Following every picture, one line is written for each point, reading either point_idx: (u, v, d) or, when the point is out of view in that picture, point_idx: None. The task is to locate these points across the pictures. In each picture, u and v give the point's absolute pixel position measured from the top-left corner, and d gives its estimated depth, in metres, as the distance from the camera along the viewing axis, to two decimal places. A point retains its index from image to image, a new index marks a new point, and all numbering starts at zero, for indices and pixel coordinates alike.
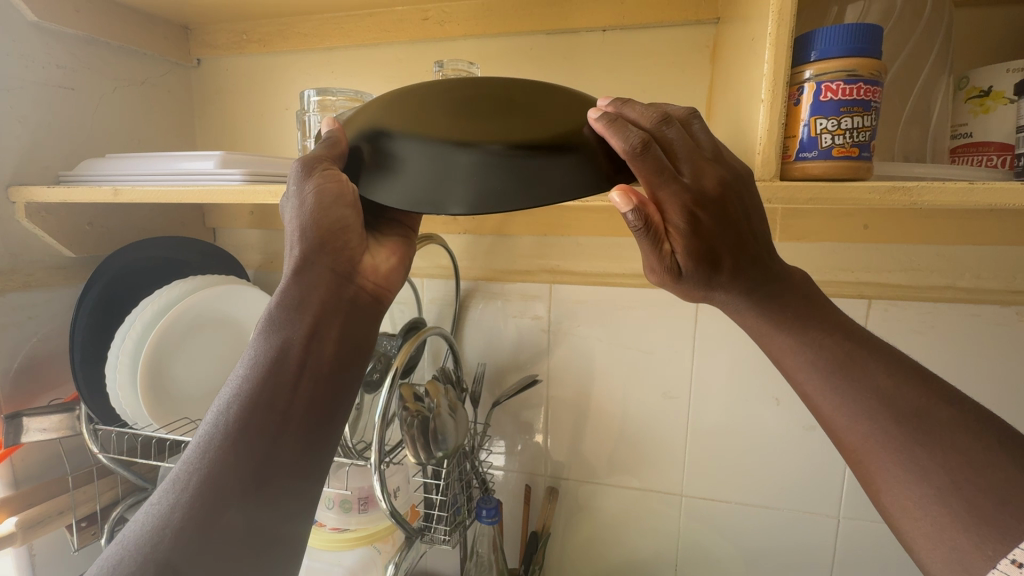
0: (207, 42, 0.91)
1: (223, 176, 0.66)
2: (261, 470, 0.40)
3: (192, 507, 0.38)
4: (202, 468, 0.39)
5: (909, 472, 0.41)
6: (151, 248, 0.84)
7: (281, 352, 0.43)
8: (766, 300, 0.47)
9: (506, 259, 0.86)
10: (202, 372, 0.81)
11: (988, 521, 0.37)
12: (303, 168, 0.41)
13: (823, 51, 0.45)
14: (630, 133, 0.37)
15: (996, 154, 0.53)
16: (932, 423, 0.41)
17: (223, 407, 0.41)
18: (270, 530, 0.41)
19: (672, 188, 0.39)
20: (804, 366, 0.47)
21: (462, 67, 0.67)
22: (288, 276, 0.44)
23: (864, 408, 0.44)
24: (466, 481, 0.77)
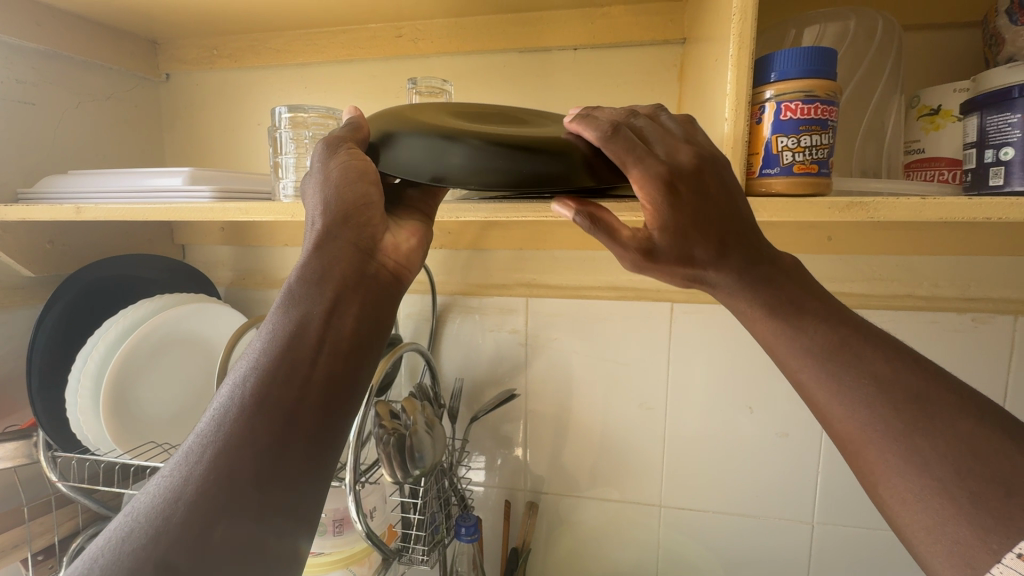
0: (176, 57, 0.90)
1: (190, 193, 0.65)
2: (276, 452, 0.36)
3: (202, 486, 0.34)
4: (217, 442, 0.35)
5: (908, 462, 0.39)
6: (112, 266, 0.82)
7: (293, 333, 0.40)
8: (758, 284, 0.46)
9: (483, 273, 0.86)
10: (169, 394, 0.79)
11: (994, 513, 0.35)
12: (325, 150, 0.45)
13: (781, 72, 0.47)
14: (601, 123, 0.40)
15: (947, 168, 0.56)
16: (933, 409, 0.40)
17: (232, 389, 0.38)
18: (282, 522, 0.35)
19: (646, 164, 0.40)
20: (796, 351, 0.45)
21: (435, 85, 0.68)
22: (307, 252, 0.43)
23: (862, 393, 0.42)
24: (444, 498, 0.76)
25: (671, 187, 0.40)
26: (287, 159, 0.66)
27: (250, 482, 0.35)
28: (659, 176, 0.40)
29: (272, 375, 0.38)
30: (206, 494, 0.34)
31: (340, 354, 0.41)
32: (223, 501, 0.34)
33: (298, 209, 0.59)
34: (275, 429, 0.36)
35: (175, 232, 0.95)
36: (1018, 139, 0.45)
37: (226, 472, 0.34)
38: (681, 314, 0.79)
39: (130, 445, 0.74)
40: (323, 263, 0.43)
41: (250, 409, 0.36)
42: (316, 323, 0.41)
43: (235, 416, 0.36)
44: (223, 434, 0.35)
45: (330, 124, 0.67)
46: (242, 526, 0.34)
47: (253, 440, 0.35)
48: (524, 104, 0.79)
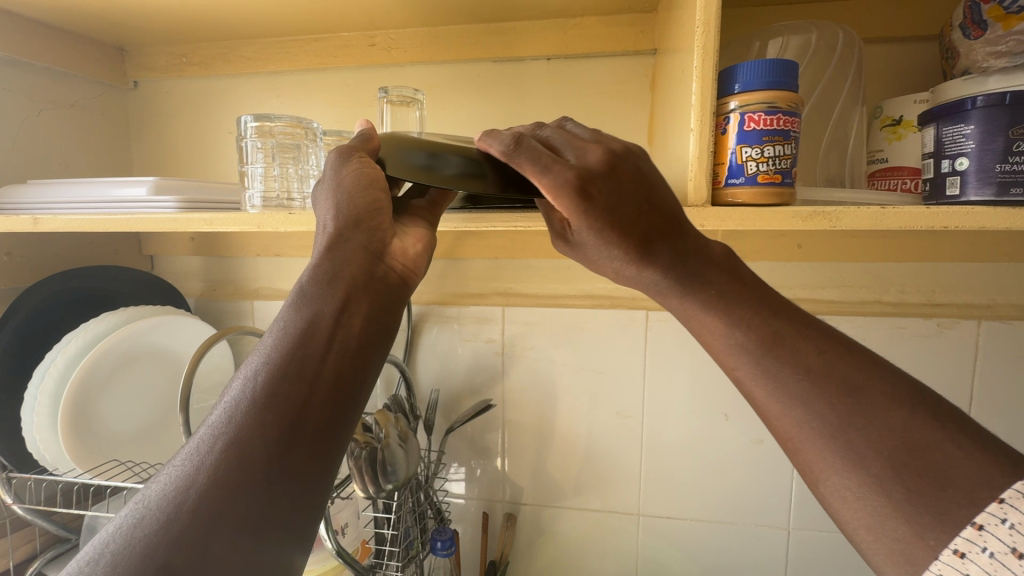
0: (144, 64, 0.88)
1: (154, 204, 0.63)
2: (277, 454, 0.37)
3: (201, 487, 0.35)
4: (217, 443, 0.37)
5: (847, 460, 0.40)
6: (72, 278, 0.79)
7: (295, 335, 0.41)
8: (688, 282, 0.48)
9: (458, 282, 0.86)
10: (132, 410, 0.77)
11: (930, 508, 0.36)
12: (337, 159, 0.47)
13: (746, 83, 0.47)
14: (502, 136, 0.41)
15: (909, 178, 0.57)
16: (866, 402, 0.41)
17: (236, 389, 0.39)
18: (283, 519, 0.36)
19: (557, 172, 0.40)
20: (733, 350, 0.46)
21: (407, 93, 0.68)
22: (316, 257, 0.45)
23: (796, 390, 0.43)
24: (420, 512, 0.75)
25: (584, 192, 0.41)
26: (254, 169, 0.64)
27: (254, 482, 0.36)
28: (569, 182, 0.40)
29: (277, 377, 0.39)
30: (212, 494, 0.35)
31: (342, 355, 0.42)
32: (227, 500, 0.35)
33: (265, 219, 0.58)
34: (278, 430, 0.37)
35: (144, 242, 0.93)
36: (972, 149, 0.46)
37: (228, 473, 0.36)
38: (656, 322, 0.80)
39: (94, 463, 0.73)
40: (331, 267, 0.44)
41: (249, 409, 0.38)
42: (326, 322, 0.42)
43: (229, 419, 0.38)
44: (223, 435, 0.37)
45: (298, 133, 0.66)
46: (248, 525, 0.35)
47: (258, 439, 0.37)
48: (498, 113, 0.79)
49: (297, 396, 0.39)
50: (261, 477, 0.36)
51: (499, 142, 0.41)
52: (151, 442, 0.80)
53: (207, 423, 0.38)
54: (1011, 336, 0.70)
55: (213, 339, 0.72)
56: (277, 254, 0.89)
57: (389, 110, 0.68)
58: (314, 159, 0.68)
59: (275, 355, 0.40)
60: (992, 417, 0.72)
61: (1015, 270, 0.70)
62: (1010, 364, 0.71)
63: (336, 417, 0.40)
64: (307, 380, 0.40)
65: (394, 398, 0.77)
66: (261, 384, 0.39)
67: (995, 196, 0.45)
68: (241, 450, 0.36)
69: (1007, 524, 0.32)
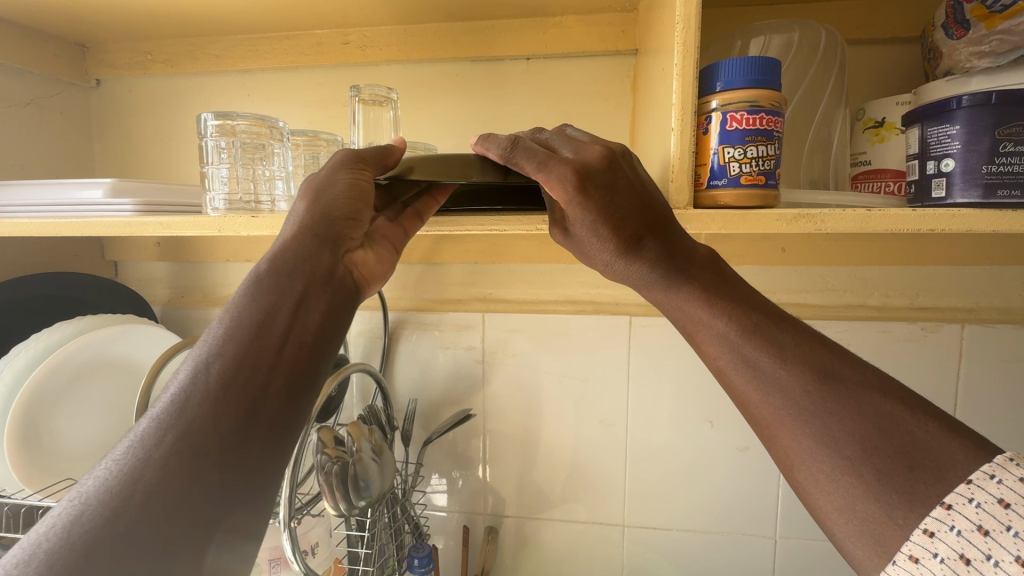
0: (107, 62, 0.84)
1: (110, 207, 0.60)
2: (230, 443, 0.36)
3: (142, 473, 0.33)
4: (169, 430, 0.35)
5: (820, 443, 0.39)
6: (13, 290, 0.75)
7: (243, 326, 0.40)
8: (672, 274, 0.46)
9: (437, 287, 0.83)
10: (89, 426, 0.73)
11: (900, 489, 0.35)
12: (341, 158, 0.47)
13: (727, 82, 0.46)
14: (501, 140, 0.43)
15: (892, 180, 0.56)
16: (838, 388, 0.40)
17: (192, 375, 0.38)
18: (222, 512, 0.34)
19: (557, 168, 0.41)
20: (715, 339, 0.45)
21: (380, 92, 0.65)
22: (280, 247, 0.44)
23: (774, 376, 0.42)
24: (396, 528, 0.72)
25: (582, 187, 0.41)
26: (216, 170, 0.62)
27: (189, 477, 0.34)
28: (567, 177, 0.41)
29: (228, 368, 0.38)
30: (139, 488, 0.33)
31: (290, 349, 0.41)
32: (158, 495, 0.33)
33: (226, 223, 0.55)
34: (232, 422, 0.36)
35: (106, 247, 0.88)
36: (958, 150, 0.45)
37: (160, 467, 0.33)
38: (639, 328, 0.78)
39: (46, 482, 0.69)
40: (292, 260, 0.43)
41: (190, 403, 0.36)
42: (283, 316, 0.41)
43: (168, 409, 0.36)
44: (164, 429, 0.35)
45: (263, 133, 0.63)
46: (175, 524, 0.32)
47: (211, 427, 0.36)
48: (477, 114, 0.77)
49: (240, 388, 0.37)
50: (197, 472, 0.34)
51: (497, 145, 0.43)
52: None
53: (151, 416, 0.36)
54: (994, 339, 0.69)
55: (176, 349, 0.68)
56: (248, 259, 0.85)
57: (361, 110, 0.65)
58: (280, 159, 0.64)
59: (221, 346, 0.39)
60: (976, 422, 0.71)
61: (996, 274, 0.70)
62: (993, 368, 0.70)
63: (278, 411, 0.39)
64: (257, 373, 0.39)
65: (370, 410, 0.74)
66: (208, 375, 0.37)
67: (982, 198, 0.43)
68: (180, 446, 0.34)
69: (973, 503, 0.33)
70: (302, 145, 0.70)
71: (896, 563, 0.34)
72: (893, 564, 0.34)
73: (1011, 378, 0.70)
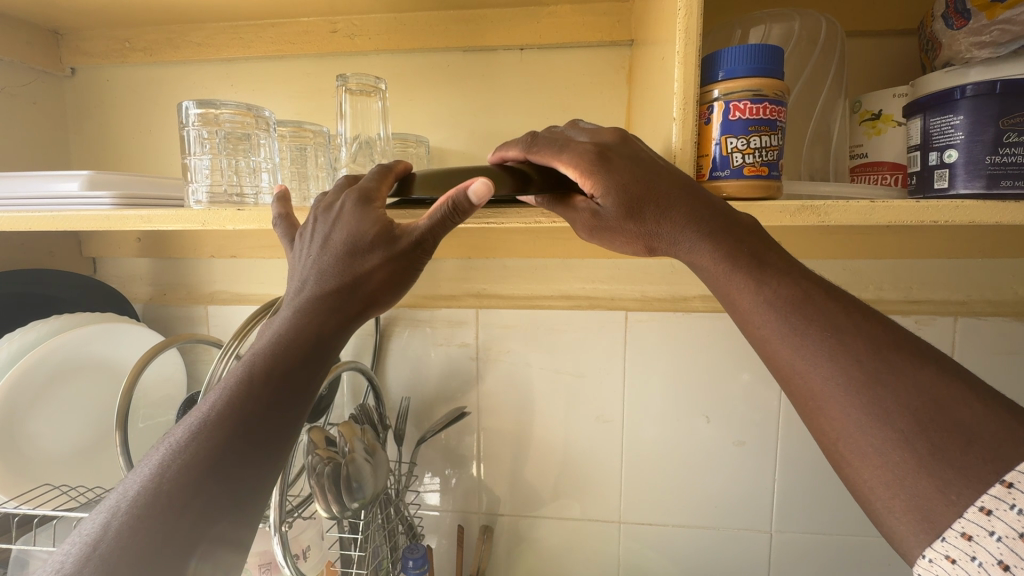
0: (83, 50, 0.80)
1: (87, 200, 0.57)
2: (227, 464, 0.39)
3: (149, 499, 0.37)
4: (180, 457, 0.39)
5: (868, 416, 0.37)
6: None
7: (247, 372, 0.43)
8: (717, 235, 0.42)
9: (430, 283, 0.81)
10: (68, 427, 0.70)
11: (955, 464, 0.34)
12: (425, 239, 0.45)
13: (729, 70, 0.45)
14: (519, 140, 0.47)
15: (889, 172, 0.55)
16: (892, 358, 0.38)
17: (205, 410, 0.41)
18: (213, 528, 0.38)
19: (574, 151, 0.43)
20: (759, 306, 0.42)
21: (368, 82, 0.63)
22: (329, 314, 0.45)
23: (821, 345, 0.39)
24: (391, 529, 0.71)
25: (604, 158, 0.42)
26: (199, 162, 0.60)
27: (192, 501, 0.38)
28: (586, 154, 0.43)
29: (230, 403, 0.41)
30: (150, 513, 0.36)
31: (286, 379, 0.43)
32: (162, 520, 0.36)
33: (209, 217, 0.53)
34: (234, 444, 0.40)
35: (84, 243, 0.85)
36: (961, 141, 0.44)
37: (166, 494, 0.37)
38: (635, 322, 0.77)
39: (21, 489, 0.66)
40: (319, 312, 0.45)
41: (196, 436, 0.40)
42: (296, 358, 0.44)
43: (176, 443, 0.40)
44: (172, 460, 0.39)
45: (248, 122, 0.61)
46: (173, 543, 0.36)
47: (212, 453, 0.39)
48: (470, 105, 0.75)
49: (246, 409, 0.41)
50: (199, 496, 0.38)
51: (517, 146, 0.47)
52: (87, 462, 0.73)
53: (168, 443, 0.40)
54: (985, 332, 0.70)
55: (159, 348, 0.66)
56: (234, 256, 0.83)
57: (348, 101, 0.63)
58: (265, 150, 0.62)
59: (225, 384, 0.43)
60: None
61: (990, 266, 0.70)
62: (985, 359, 0.71)
63: (273, 434, 0.42)
64: (254, 403, 0.42)
65: (361, 409, 0.73)
66: (213, 411, 0.41)
67: (985, 188, 0.43)
68: (188, 474, 0.38)
69: None
70: (288, 137, 0.68)
71: (947, 540, 0.33)
72: (943, 540, 0.33)
73: (1002, 369, 0.70)
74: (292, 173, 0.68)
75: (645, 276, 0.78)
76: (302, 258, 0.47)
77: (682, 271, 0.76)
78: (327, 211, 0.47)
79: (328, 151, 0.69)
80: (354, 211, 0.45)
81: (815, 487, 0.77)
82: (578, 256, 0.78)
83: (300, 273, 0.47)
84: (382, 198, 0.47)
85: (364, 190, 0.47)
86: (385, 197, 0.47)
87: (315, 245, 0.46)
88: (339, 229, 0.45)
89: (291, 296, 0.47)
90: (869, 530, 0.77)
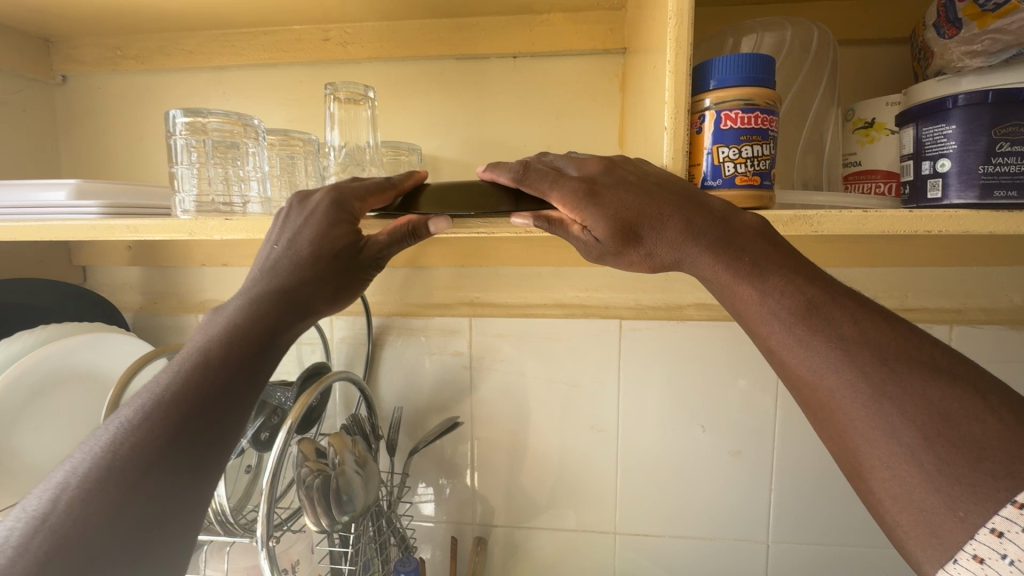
0: (74, 57, 0.80)
1: (74, 210, 0.56)
2: (175, 448, 0.38)
3: (97, 477, 0.35)
4: (130, 434, 0.37)
5: (876, 428, 0.36)
6: None
7: (202, 356, 0.42)
8: (719, 243, 0.41)
9: (422, 292, 0.81)
10: (54, 441, 0.69)
11: (963, 480, 0.33)
12: (378, 253, 0.50)
13: (721, 79, 0.44)
14: (511, 165, 0.45)
15: (882, 181, 0.55)
16: (901, 369, 0.37)
17: (161, 388, 0.40)
18: (157, 514, 0.36)
19: (564, 187, 0.42)
20: (764, 315, 0.41)
21: (357, 90, 0.63)
22: (281, 313, 0.46)
23: (828, 355, 0.38)
24: (382, 541, 0.70)
25: (593, 192, 0.42)
26: (183, 170, 0.59)
27: (142, 482, 0.36)
28: (576, 192, 0.42)
29: (185, 388, 0.40)
30: (98, 493, 0.35)
31: (239, 368, 0.42)
32: (116, 494, 0.35)
33: (196, 226, 0.52)
34: (182, 428, 0.38)
35: (74, 252, 0.84)
36: (954, 150, 0.44)
37: (120, 469, 0.36)
38: (630, 330, 0.76)
39: (7, 502, 0.65)
40: (272, 305, 0.45)
41: (150, 416, 0.38)
42: (250, 347, 0.43)
43: (126, 420, 0.38)
44: (124, 437, 0.37)
45: (237, 131, 0.60)
46: (119, 528, 0.34)
47: (161, 434, 0.38)
48: (463, 113, 0.75)
49: (198, 395, 0.40)
50: (154, 473, 0.36)
51: (508, 171, 0.45)
52: None
53: (118, 418, 0.39)
54: (980, 339, 0.69)
55: (147, 358, 0.65)
56: (225, 264, 0.82)
57: (336, 109, 0.63)
58: (254, 159, 0.61)
59: (180, 367, 0.42)
60: None
61: (983, 274, 0.70)
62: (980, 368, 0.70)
63: (223, 424, 0.41)
64: (210, 389, 0.41)
65: (353, 419, 0.72)
66: (167, 392, 0.40)
67: (978, 198, 0.43)
68: (137, 455, 0.36)
69: None
70: (277, 145, 0.67)
71: (959, 562, 0.32)
72: (955, 563, 0.32)
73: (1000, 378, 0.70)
74: (283, 181, 0.68)
75: (640, 283, 0.77)
76: (268, 244, 0.47)
77: (677, 278, 0.76)
78: (303, 202, 0.48)
79: (317, 159, 0.69)
80: (325, 210, 0.46)
81: (812, 497, 0.76)
82: (572, 263, 0.78)
83: (263, 260, 0.47)
84: (364, 208, 0.47)
85: (337, 190, 0.47)
86: (367, 208, 0.47)
87: (281, 238, 0.47)
88: (307, 225, 0.46)
89: (247, 285, 0.47)
90: (867, 540, 0.76)
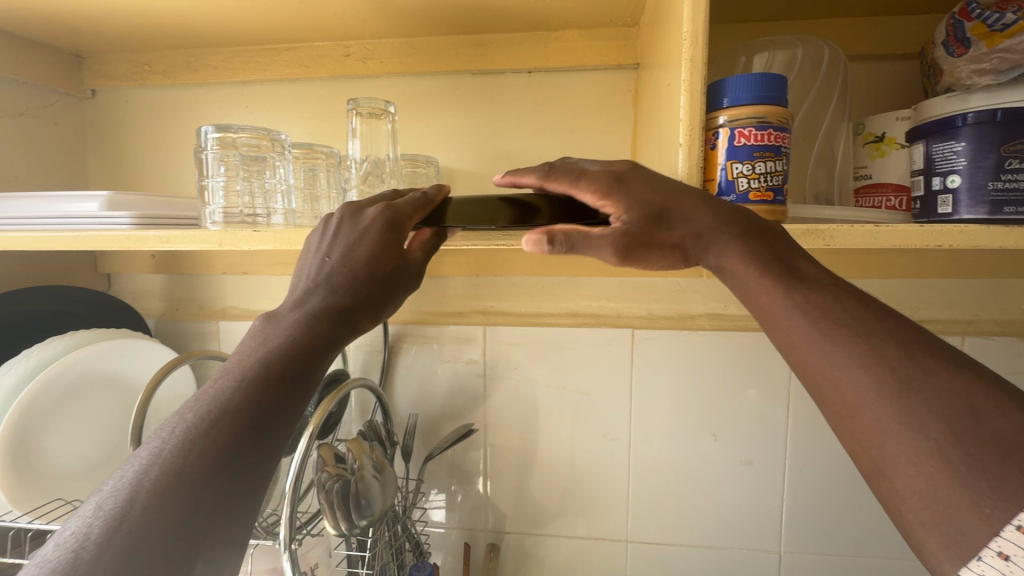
0: (104, 72, 0.83)
1: (106, 220, 0.58)
2: (235, 448, 0.39)
3: (162, 480, 0.36)
4: (191, 438, 0.38)
5: (903, 424, 0.37)
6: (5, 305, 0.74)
7: (255, 361, 0.43)
8: (752, 239, 0.43)
9: (437, 300, 0.82)
10: (82, 442, 0.72)
11: (990, 476, 0.34)
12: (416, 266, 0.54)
13: (734, 97, 0.46)
14: (535, 168, 0.47)
15: (893, 195, 0.56)
16: (928, 366, 0.38)
17: (218, 393, 0.41)
18: (219, 513, 0.37)
19: (593, 178, 0.45)
20: (790, 311, 0.42)
21: (377, 106, 0.65)
22: (338, 326, 0.47)
23: (854, 351, 0.39)
24: (397, 546, 0.71)
25: (618, 180, 0.45)
26: (215, 182, 0.61)
27: (209, 484, 0.37)
28: (603, 181, 0.44)
29: (245, 393, 0.41)
30: (162, 495, 0.36)
31: (296, 371, 0.43)
32: (185, 497, 0.36)
33: (224, 238, 0.54)
34: (240, 428, 0.39)
35: (100, 260, 0.87)
36: (964, 167, 0.45)
37: (185, 474, 0.37)
38: (642, 340, 0.77)
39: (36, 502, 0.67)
40: (327, 315, 0.46)
41: (209, 419, 0.39)
42: (306, 352, 0.44)
43: (186, 427, 0.39)
44: (184, 442, 0.38)
45: (264, 145, 0.63)
46: (185, 530, 0.35)
47: (223, 437, 0.39)
48: (478, 126, 0.76)
49: (256, 398, 0.41)
50: (220, 475, 0.37)
51: (532, 174, 0.47)
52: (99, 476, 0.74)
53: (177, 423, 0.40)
54: (993, 352, 0.70)
55: (171, 364, 0.67)
56: (245, 272, 0.84)
57: (358, 123, 0.65)
58: (280, 172, 0.64)
59: (234, 373, 0.42)
60: None
61: (994, 286, 0.70)
62: None
63: (277, 421, 0.41)
64: (267, 391, 0.41)
65: (369, 425, 0.73)
66: (225, 399, 0.41)
67: (988, 214, 0.44)
68: (201, 458, 0.37)
69: None
70: (300, 158, 0.70)
71: (983, 559, 0.32)
72: (979, 560, 0.33)
73: None
74: (304, 193, 0.70)
75: (652, 293, 0.78)
76: (319, 256, 0.48)
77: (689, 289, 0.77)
78: (354, 216, 0.49)
79: (338, 171, 0.71)
80: (379, 231, 0.48)
81: (822, 508, 0.77)
82: (584, 273, 0.79)
83: (315, 272, 0.48)
84: (410, 226, 0.49)
85: (389, 209, 0.48)
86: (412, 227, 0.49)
87: (336, 253, 0.48)
88: (361, 244, 0.48)
89: (299, 298, 0.48)
90: (879, 552, 0.76)
